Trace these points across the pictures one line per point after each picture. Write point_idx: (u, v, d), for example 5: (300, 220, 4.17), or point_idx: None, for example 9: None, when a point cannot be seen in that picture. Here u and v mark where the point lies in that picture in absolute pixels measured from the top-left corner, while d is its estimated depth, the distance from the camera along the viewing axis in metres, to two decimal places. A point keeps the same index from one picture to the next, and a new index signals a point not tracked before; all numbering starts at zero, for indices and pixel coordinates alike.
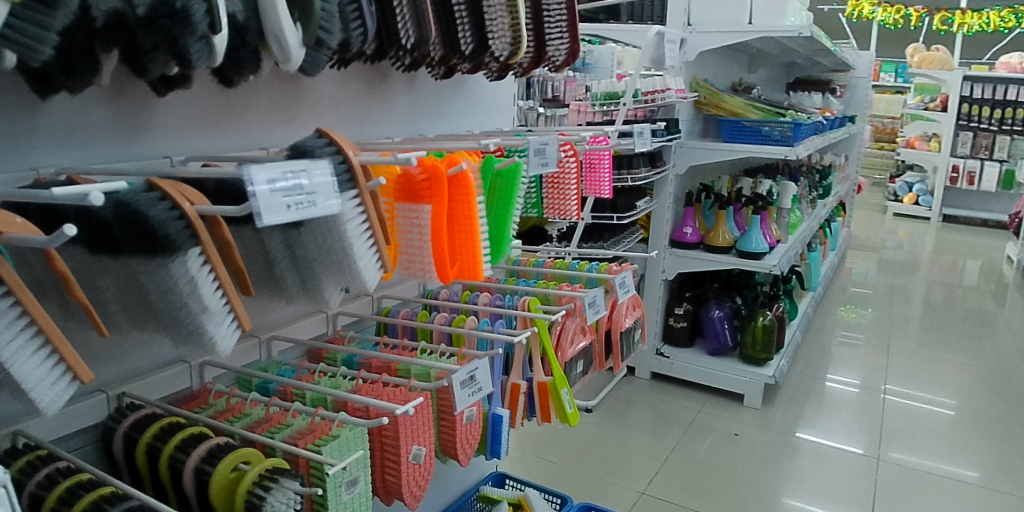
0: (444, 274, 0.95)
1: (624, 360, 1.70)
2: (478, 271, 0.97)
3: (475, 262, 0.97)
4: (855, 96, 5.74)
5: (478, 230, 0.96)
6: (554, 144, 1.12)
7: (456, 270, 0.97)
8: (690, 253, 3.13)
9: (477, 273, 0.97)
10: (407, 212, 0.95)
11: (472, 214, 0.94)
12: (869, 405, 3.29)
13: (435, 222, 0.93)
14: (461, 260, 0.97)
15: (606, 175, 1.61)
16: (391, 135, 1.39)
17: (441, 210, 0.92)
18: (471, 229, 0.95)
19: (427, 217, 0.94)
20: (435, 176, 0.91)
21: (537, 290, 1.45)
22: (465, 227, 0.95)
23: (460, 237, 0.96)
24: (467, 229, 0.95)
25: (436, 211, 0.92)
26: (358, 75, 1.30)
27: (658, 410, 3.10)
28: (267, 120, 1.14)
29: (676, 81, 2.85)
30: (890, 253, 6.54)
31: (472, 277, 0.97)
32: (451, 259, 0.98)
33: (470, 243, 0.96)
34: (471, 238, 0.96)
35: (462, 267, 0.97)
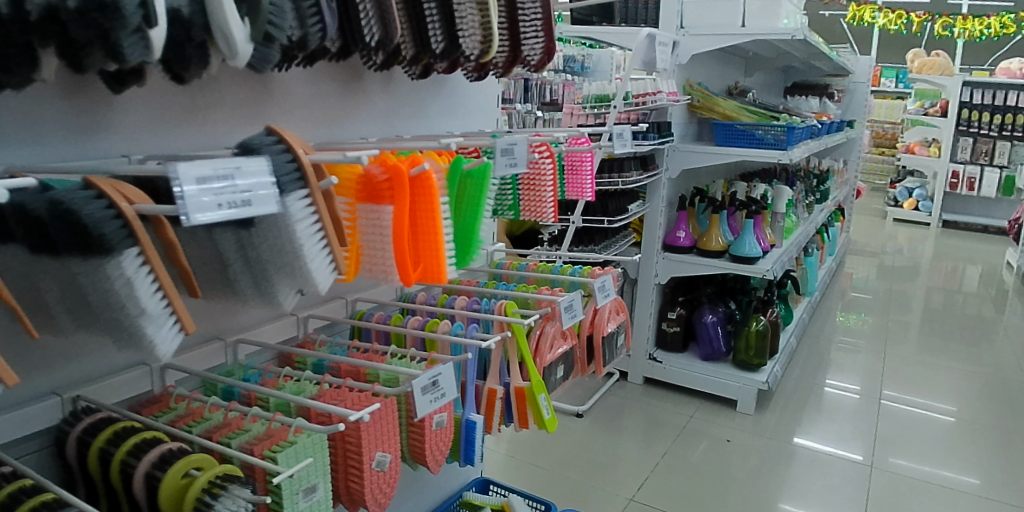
0: (406, 277, 0.93)
1: (607, 366, 1.66)
2: (441, 274, 0.94)
3: (438, 264, 0.94)
4: (854, 101, 5.71)
5: (442, 231, 0.94)
6: (524, 143, 1.09)
7: (419, 273, 0.95)
8: (683, 257, 3.09)
9: (440, 276, 0.95)
10: (369, 213, 0.93)
11: (435, 217, 0.92)
12: (865, 411, 3.26)
13: (396, 223, 0.91)
14: (425, 262, 0.94)
15: (588, 177, 1.58)
16: (367, 136, 1.37)
17: (402, 211, 0.90)
18: (434, 232, 0.92)
19: (388, 219, 0.92)
20: (398, 177, 0.90)
21: (516, 294, 1.42)
22: (428, 229, 0.93)
23: (423, 239, 0.94)
24: (430, 231, 0.93)
25: (398, 213, 0.91)
26: (330, 73, 1.27)
27: (651, 416, 3.07)
28: (235, 119, 1.12)
29: (668, 84, 2.83)
30: (890, 258, 6.50)
31: (436, 280, 0.95)
32: (414, 262, 0.95)
33: (433, 246, 0.93)
34: (434, 241, 0.93)
35: (425, 270, 0.95)
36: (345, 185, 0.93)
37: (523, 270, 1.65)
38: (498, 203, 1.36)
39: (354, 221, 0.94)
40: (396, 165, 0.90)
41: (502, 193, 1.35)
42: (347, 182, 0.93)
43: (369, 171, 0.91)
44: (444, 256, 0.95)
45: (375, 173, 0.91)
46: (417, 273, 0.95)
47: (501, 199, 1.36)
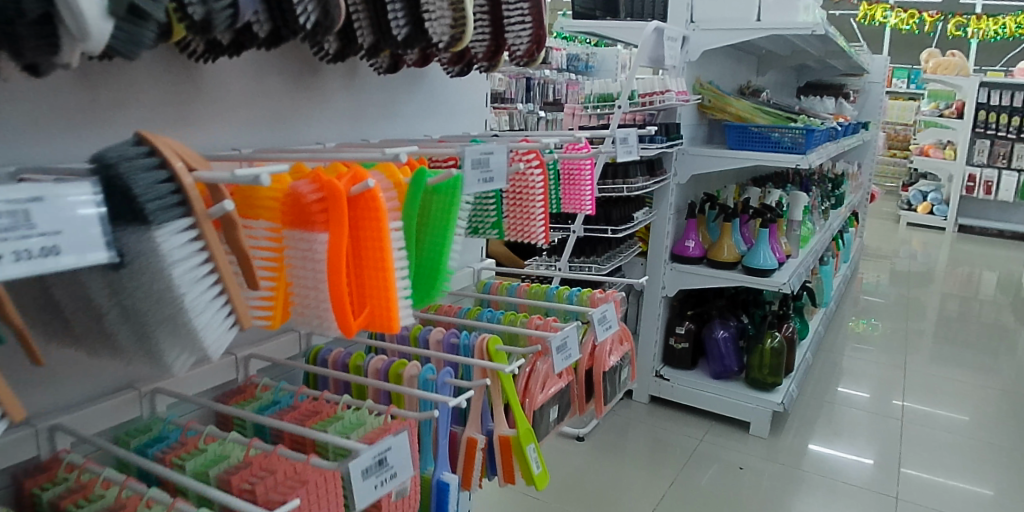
0: (347, 327, 0.73)
1: (608, 404, 1.44)
2: (393, 322, 0.74)
3: (388, 307, 0.73)
4: (869, 101, 5.43)
5: (393, 265, 0.73)
6: (501, 153, 0.86)
7: (363, 318, 0.74)
8: (692, 269, 2.86)
9: (392, 324, 0.74)
10: (298, 242, 0.72)
11: (385, 248, 0.72)
12: (887, 430, 3.01)
13: (332, 254, 0.70)
14: (371, 304, 0.74)
15: (588, 188, 1.37)
16: (324, 141, 1.18)
17: (340, 240, 0.70)
18: (384, 267, 0.72)
19: (323, 250, 0.72)
20: (335, 197, 0.69)
21: (503, 327, 1.22)
22: (375, 264, 0.72)
23: (368, 276, 0.73)
24: (378, 265, 0.72)
25: (334, 242, 0.70)
26: (276, 66, 1.07)
27: (656, 437, 2.85)
28: (150, 120, 0.92)
29: (677, 83, 2.56)
30: (903, 263, 6.27)
31: (385, 327, 0.74)
32: (358, 306, 0.75)
33: (382, 284, 0.73)
34: (383, 278, 0.73)
35: (372, 314, 0.74)
36: (269, 207, 0.73)
37: (513, 294, 1.45)
38: (477, 221, 1.13)
39: (281, 253, 0.73)
40: (332, 182, 0.70)
41: (482, 209, 1.12)
42: (270, 202, 0.73)
43: (299, 190, 0.71)
44: (397, 297, 0.74)
45: (305, 191, 0.71)
46: (360, 319, 0.74)
47: (482, 216, 1.13)
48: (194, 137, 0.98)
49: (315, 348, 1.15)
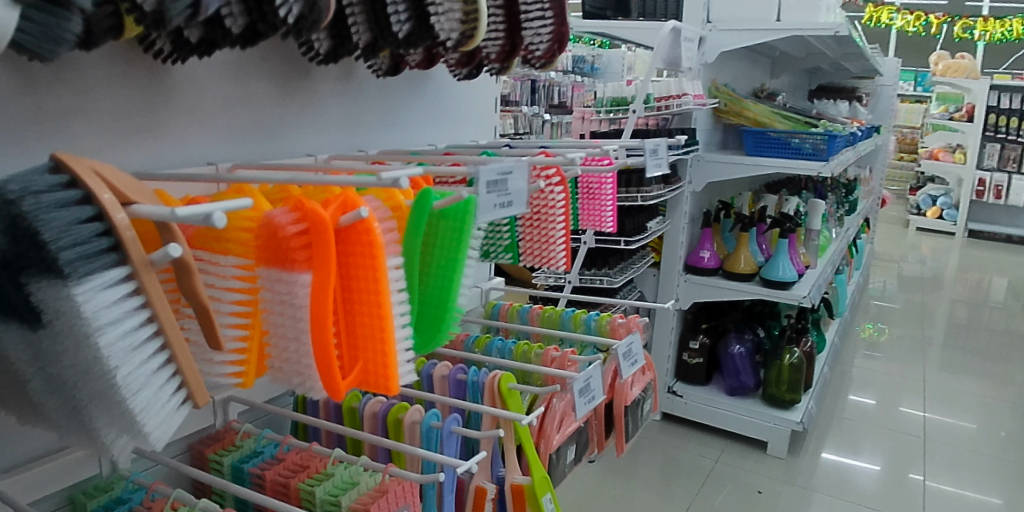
0: (334, 389, 0.60)
1: (630, 440, 1.28)
2: (390, 384, 0.61)
3: (385, 363, 0.61)
4: (880, 105, 5.27)
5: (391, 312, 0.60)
6: (523, 171, 0.70)
7: (353, 378, 0.61)
8: (708, 281, 2.71)
9: (389, 385, 0.61)
10: (274, 283, 0.59)
11: (381, 290, 0.59)
12: (910, 448, 2.83)
13: (316, 300, 0.57)
14: (363, 359, 0.61)
15: (609, 203, 1.24)
16: (316, 153, 1.05)
17: (326, 283, 0.57)
18: (380, 313, 0.59)
19: (305, 295, 0.58)
20: (321, 229, 0.56)
21: (516, 364, 1.08)
22: (370, 308, 0.59)
23: (360, 323, 0.60)
24: (373, 311, 0.59)
25: (319, 285, 0.57)
26: (259, 69, 0.94)
27: (668, 457, 2.69)
28: (108, 131, 0.79)
29: (694, 86, 2.44)
30: (912, 269, 6.10)
31: (381, 387, 0.61)
32: (349, 362, 0.62)
33: (378, 335, 0.60)
34: (380, 328, 0.60)
35: (365, 372, 0.61)
36: (241, 241, 0.60)
37: (525, 320, 1.33)
38: (490, 244, 1.03)
39: (257, 295, 0.61)
40: (315, 210, 0.57)
41: (495, 231, 1.01)
42: (243, 234, 0.60)
43: (275, 220, 0.58)
44: (396, 351, 0.61)
45: (282, 221, 0.58)
46: (351, 379, 0.61)
47: (494, 238, 1.02)
48: (162, 149, 0.85)
49: (302, 399, 1.03)
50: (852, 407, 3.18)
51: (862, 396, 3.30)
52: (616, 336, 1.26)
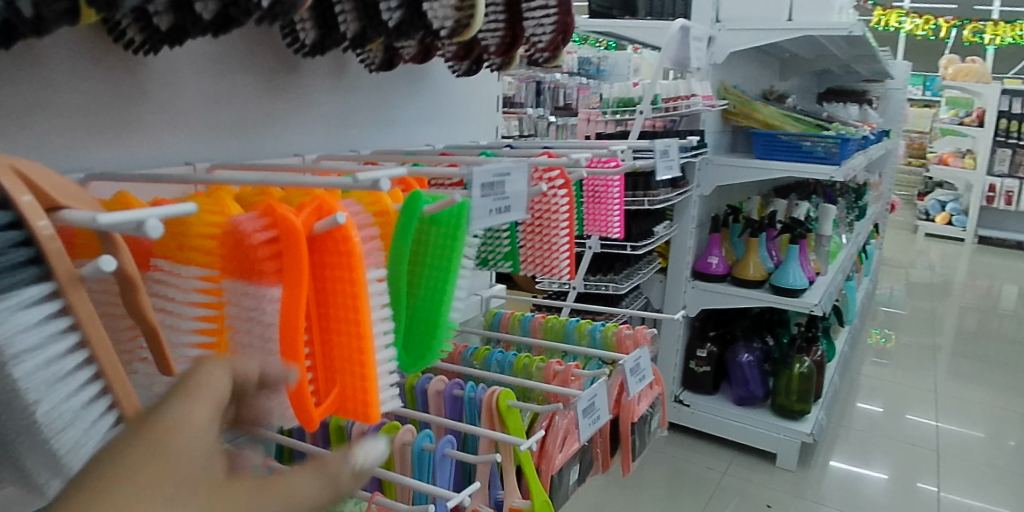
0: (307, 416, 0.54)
1: (637, 457, 1.21)
2: (372, 413, 0.55)
3: (364, 388, 0.55)
4: (890, 108, 5.16)
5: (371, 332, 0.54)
6: (524, 172, 0.64)
7: (330, 403, 0.55)
8: (716, 287, 2.63)
9: (369, 413, 0.56)
10: (242, 297, 0.53)
11: (361, 307, 0.53)
12: (924, 460, 2.73)
13: (288, 317, 0.51)
14: (341, 383, 0.55)
15: (616, 207, 1.17)
16: (304, 153, 0.98)
17: (299, 298, 0.51)
18: (360, 332, 0.53)
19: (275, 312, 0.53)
20: (293, 237, 0.50)
21: (517, 380, 1.01)
22: (348, 326, 0.54)
23: (337, 342, 0.55)
24: (352, 328, 0.54)
25: (291, 301, 0.51)
26: (241, 62, 0.88)
27: (674, 468, 2.61)
28: (75, 129, 0.73)
29: (703, 87, 2.37)
30: (921, 275, 5.99)
31: (361, 413, 0.56)
32: (326, 385, 0.56)
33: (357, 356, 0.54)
34: (358, 349, 0.54)
35: (342, 397, 0.56)
36: (205, 249, 0.54)
37: (526, 330, 1.27)
38: (488, 251, 0.96)
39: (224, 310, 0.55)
40: (287, 216, 0.50)
41: (494, 237, 0.95)
42: (207, 241, 0.54)
43: (240, 225, 0.51)
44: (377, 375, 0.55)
45: (249, 226, 0.51)
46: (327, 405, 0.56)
47: (493, 245, 0.96)
48: (136, 149, 0.79)
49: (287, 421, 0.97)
50: (863, 417, 3.08)
51: (871, 404, 3.22)
52: (623, 349, 1.19)
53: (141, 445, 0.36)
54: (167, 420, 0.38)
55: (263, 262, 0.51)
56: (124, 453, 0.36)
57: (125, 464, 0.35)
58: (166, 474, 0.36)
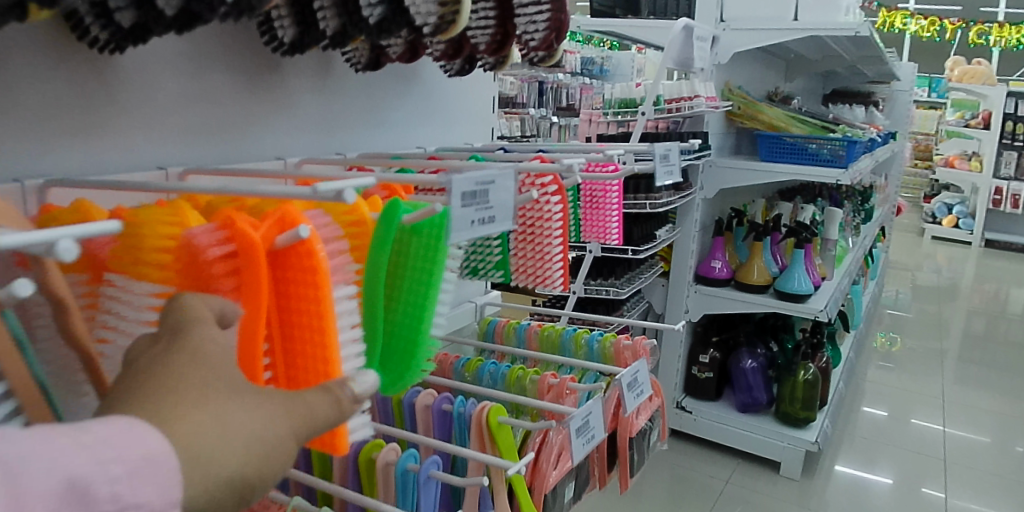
0: None
1: (635, 474, 1.16)
2: (338, 442, 0.56)
3: None
4: (896, 112, 5.04)
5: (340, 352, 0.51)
6: (510, 177, 0.59)
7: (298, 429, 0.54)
8: (719, 292, 2.58)
9: (337, 442, 0.56)
10: None
11: (328, 326, 0.50)
12: (931, 467, 2.67)
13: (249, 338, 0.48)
14: None
15: (614, 212, 1.13)
16: (286, 156, 0.94)
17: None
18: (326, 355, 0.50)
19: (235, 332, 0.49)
20: (253, 253, 0.47)
21: (508, 395, 0.97)
22: (314, 347, 0.50)
23: (303, 363, 0.52)
24: (319, 349, 0.50)
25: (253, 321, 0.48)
26: (219, 60, 0.83)
27: (676, 475, 2.54)
28: (36, 132, 0.69)
29: (706, 88, 2.32)
30: (927, 278, 5.92)
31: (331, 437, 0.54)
32: None
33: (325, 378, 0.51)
34: (326, 372, 0.51)
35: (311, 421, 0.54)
36: (158, 265, 0.50)
37: (522, 338, 1.22)
38: (478, 261, 0.93)
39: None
40: (247, 231, 0.47)
41: (484, 247, 0.92)
42: (159, 256, 0.50)
43: (194, 239, 0.48)
44: None
45: (204, 241, 0.48)
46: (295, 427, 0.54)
47: (483, 254, 0.93)
48: (103, 153, 0.74)
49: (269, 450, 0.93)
50: (868, 422, 3.02)
51: (875, 407, 3.17)
52: (621, 360, 1.15)
53: (177, 362, 0.42)
54: (196, 343, 0.43)
55: (221, 279, 0.48)
56: (165, 368, 0.41)
57: (167, 375, 0.41)
58: (205, 383, 0.41)
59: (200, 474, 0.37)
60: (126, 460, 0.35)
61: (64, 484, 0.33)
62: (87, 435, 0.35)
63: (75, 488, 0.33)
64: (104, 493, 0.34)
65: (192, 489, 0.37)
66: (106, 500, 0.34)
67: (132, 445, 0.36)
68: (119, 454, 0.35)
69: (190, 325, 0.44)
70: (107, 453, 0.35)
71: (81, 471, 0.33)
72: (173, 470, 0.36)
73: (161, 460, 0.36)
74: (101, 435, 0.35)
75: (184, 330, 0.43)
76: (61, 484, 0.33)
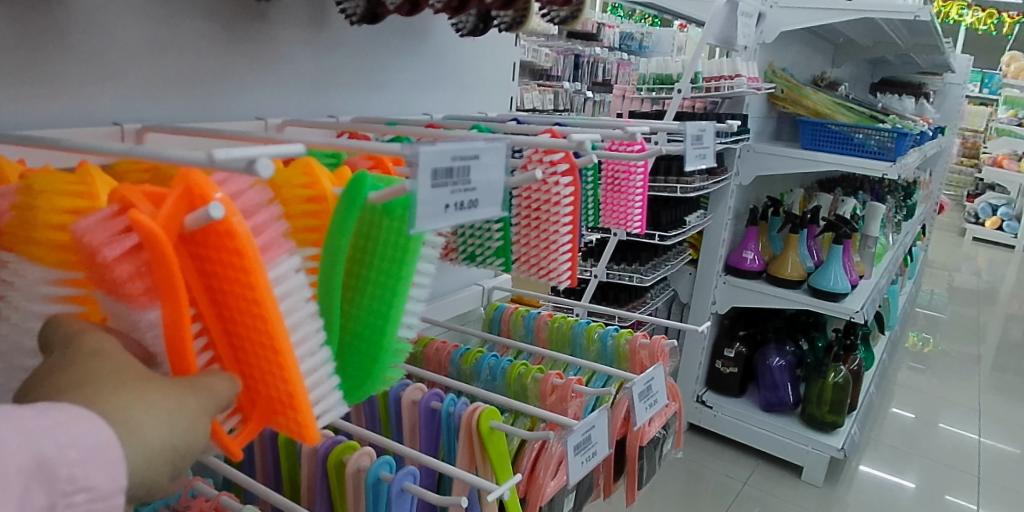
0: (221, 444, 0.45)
1: (644, 485, 1.04)
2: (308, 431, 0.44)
3: (290, 418, 0.44)
4: (947, 103, 4.80)
5: (287, 353, 0.42)
6: (498, 152, 0.49)
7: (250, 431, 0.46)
8: (750, 284, 2.43)
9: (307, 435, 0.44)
10: (114, 310, 0.42)
11: (269, 316, 0.41)
12: (963, 480, 2.50)
13: (168, 339, 0.40)
14: (261, 409, 0.45)
15: (637, 196, 1.01)
16: (268, 117, 0.83)
17: (179, 317, 0.39)
18: (274, 350, 0.41)
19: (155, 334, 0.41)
20: (153, 246, 0.38)
21: (504, 399, 0.86)
22: (255, 340, 0.42)
23: (248, 362, 0.43)
24: (262, 341, 0.42)
25: (169, 323, 0.40)
26: (191, 4, 0.73)
27: (692, 471, 2.41)
28: None
29: (748, 68, 2.13)
30: (966, 281, 5.64)
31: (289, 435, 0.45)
32: (246, 409, 0.46)
33: (274, 372, 0.42)
34: (276, 373, 0.42)
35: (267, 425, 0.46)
36: (54, 245, 0.42)
37: (530, 328, 1.13)
38: (478, 247, 0.84)
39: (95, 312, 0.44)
40: (142, 216, 0.38)
41: (483, 230, 0.83)
42: (56, 238, 0.41)
43: (86, 233, 0.39)
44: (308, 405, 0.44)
45: (98, 233, 0.39)
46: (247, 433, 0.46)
47: (482, 239, 0.84)
48: (48, 103, 0.65)
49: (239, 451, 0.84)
50: (896, 426, 2.86)
51: (902, 410, 3.02)
52: (636, 360, 1.03)
53: (83, 360, 0.38)
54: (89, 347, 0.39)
55: (126, 278, 0.39)
56: (70, 369, 0.37)
57: (74, 372, 0.37)
58: (118, 374, 0.37)
59: (135, 452, 0.35)
60: (85, 444, 0.33)
61: (32, 464, 0.31)
62: (47, 419, 0.32)
63: (44, 468, 0.31)
64: (64, 474, 0.32)
65: (133, 459, 0.34)
66: (64, 483, 0.32)
67: (90, 428, 0.33)
68: (78, 437, 0.33)
69: (89, 338, 0.39)
70: (66, 436, 0.32)
71: (47, 451, 0.32)
72: (115, 451, 0.34)
73: (106, 442, 0.34)
74: (60, 419, 0.33)
75: (72, 345, 0.39)
76: (30, 464, 0.31)
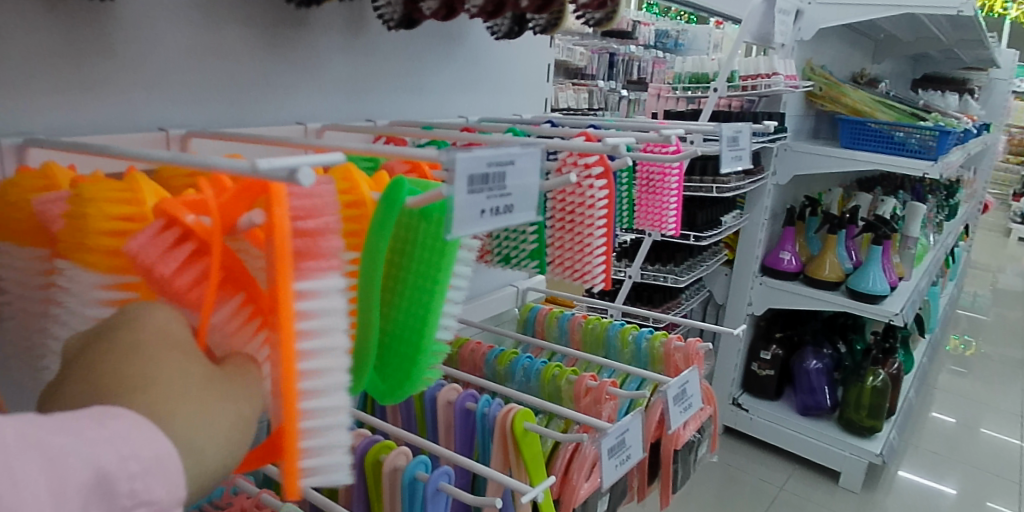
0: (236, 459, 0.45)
1: (677, 490, 1.03)
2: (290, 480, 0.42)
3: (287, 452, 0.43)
4: (992, 99, 4.64)
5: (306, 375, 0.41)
6: (532, 157, 0.50)
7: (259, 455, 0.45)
8: (786, 286, 2.40)
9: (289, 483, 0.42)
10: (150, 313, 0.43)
11: None
12: (1007, 487, 2.43)
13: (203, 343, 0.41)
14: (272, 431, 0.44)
15: (673, 198, 1.01)
16: (309, 122, 0.85)
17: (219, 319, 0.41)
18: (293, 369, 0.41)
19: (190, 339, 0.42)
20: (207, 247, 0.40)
21: (538, 400, 0.87)
22: None
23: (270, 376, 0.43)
24: None
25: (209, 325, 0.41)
26: (233, 12, 0.75)
27: (727, 474, 2.38)
28: (26, 82, 0.62)
29: (786, 65, 2.10)
30: (1012, 282, 5.48)
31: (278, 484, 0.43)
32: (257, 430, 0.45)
33: None
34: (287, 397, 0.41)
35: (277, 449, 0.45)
36: (102, 250, 0.43)
37: (564, 329, 1.13)
38: (514, 248, 0.85)
39: None
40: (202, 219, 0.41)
41: (518, 233, 0.84)
42: (105, 243, 0.43)
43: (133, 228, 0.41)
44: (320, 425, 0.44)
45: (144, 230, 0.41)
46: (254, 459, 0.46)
47: (517, 241, 0.85)
48: (99, 111, 0.67)
49: None
50: (937, 431, 2.79)
51: (943, 414, 2.94)
52: (670, 363, 1.03)
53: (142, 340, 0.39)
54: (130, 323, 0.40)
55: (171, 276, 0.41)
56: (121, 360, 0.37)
57: (129, 369, 0.37)
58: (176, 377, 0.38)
59: (191, 462, 0.36)
60: (145, 456, 0.33)
61: (93, 478, 0.31)
62: (107, 429, 0.33)
63: (103, 482, 0.32)
64: (124, 488, 0.33)
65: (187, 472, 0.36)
66: (124, 496, 0.33)
67: (151, 440, 0.34)
68: (138, 449, 0.33)
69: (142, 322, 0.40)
70: (127, 449, 0.33)
71: (107, 465, 0.32)
72: (174, 462, 0.35)
73: (165, 453, 0.35)
74: (120, 431, 0.33)
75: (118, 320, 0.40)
76: (91, 479, 0.31)
